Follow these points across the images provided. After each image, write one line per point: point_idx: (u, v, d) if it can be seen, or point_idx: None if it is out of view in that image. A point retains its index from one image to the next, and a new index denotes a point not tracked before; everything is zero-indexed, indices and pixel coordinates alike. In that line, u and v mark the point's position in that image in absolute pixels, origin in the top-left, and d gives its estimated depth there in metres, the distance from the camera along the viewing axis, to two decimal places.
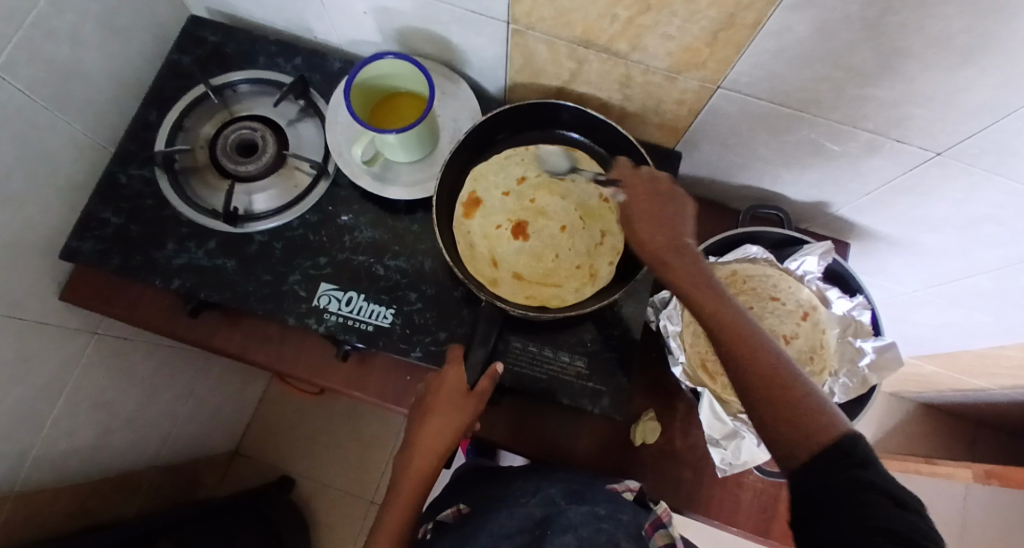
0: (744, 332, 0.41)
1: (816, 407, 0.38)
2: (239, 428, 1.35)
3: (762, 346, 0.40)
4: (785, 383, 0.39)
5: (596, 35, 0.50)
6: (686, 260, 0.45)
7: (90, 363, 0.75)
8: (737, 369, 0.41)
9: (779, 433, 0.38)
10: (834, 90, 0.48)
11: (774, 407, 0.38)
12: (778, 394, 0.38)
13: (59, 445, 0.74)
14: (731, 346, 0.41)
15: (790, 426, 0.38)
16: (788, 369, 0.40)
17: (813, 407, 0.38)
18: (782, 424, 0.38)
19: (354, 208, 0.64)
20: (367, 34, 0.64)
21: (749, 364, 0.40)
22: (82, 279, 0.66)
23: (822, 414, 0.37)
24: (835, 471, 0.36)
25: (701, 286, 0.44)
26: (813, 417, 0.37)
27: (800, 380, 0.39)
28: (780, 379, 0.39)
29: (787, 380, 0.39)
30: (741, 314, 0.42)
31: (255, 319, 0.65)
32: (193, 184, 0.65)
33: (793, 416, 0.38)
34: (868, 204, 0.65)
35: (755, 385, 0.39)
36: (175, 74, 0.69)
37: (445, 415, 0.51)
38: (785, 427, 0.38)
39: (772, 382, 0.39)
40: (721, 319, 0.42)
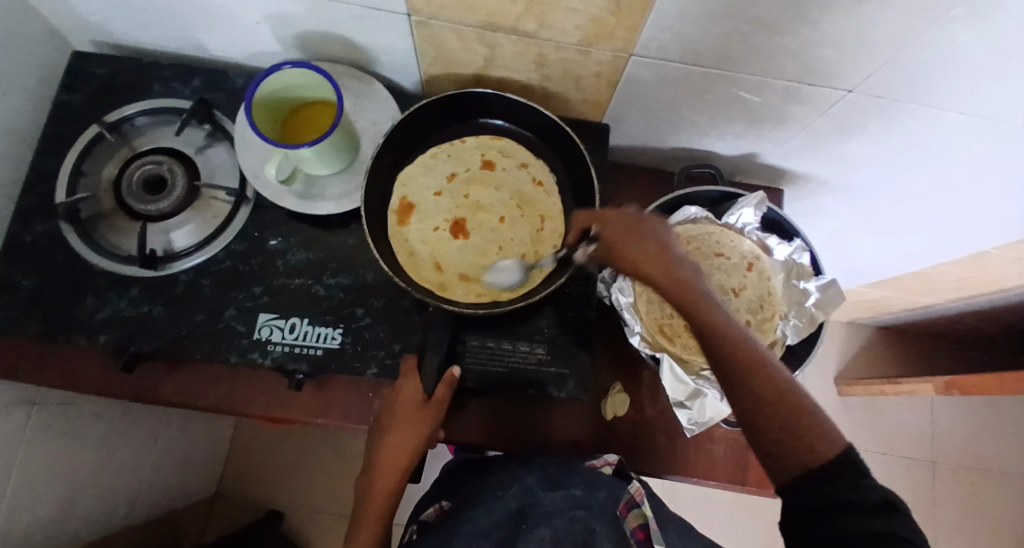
0: (750, 360, 0.41)
1: (821, 426, 0.39)
2: (216, 471, 1.30)
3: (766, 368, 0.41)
4: (790, 408, 0.40)
5: (501, 17, 0.48)
6: (681, 285, 0.44)
7: (34, 436, 0.70)
8: (741, 390, 0.41)
9: (783, 452, 0.40)
10: (743, 43, 0.48)
11: (783, 431, 0.40)
12: (787, 417, 0.40)
13: (17, 529, 0.70)
14: (737, 368, 0.41)
15: (799, 448, 0.39)
16: (793, 392, 0.40)
17: (818, 428, 0.39)
18: (791, 449, 0.39)
19: (282, 231, 0.61)
20: (265, 45, 0.61)
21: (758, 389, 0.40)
22: (1, 351, 0.61)
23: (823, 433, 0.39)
24: (834, 485, 0.38)
25: (701, 310, 0.43)
26: (822, 437, 0.39)
27: (804, 404, 0.40)
28: (779, 394, 0.40)
29: (794, 401, 0.40)
30: (746, 339, 0.42)
31: (198, 361, 0.62)
32: (103, 231, 0.60)
33: (802, 440, 0.39)
34: (793, 149, 0.66)
35: (768, 413, 0.40)
36: (63, 117, 0.64)
37: (404, 428, 0.50)
38: (795, 452, 0.39)
39: (776, 407, 0.40)
40: (722, 345, 0.42)
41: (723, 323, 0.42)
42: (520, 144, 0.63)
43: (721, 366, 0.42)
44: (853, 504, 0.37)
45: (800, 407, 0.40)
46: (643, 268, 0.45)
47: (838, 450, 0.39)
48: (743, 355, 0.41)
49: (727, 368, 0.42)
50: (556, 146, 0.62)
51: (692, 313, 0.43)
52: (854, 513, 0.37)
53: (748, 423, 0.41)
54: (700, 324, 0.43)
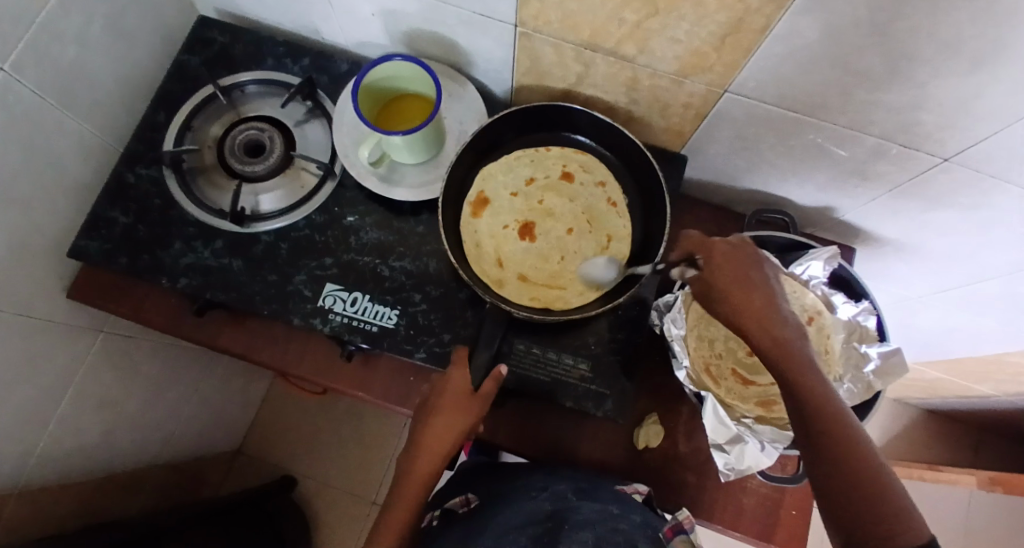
0: (840, 434, 0.41)
1: (907, 511, 0.39)
2: (242, 428, 1.35)
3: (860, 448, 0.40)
4: (876, 492, 0.39)
5: (603, 38, 0.50)
6: (786, 341, 0.43)
7: (95, 361, 0.75)
8: (823, 460, 0.41)
9: (855, 529, 0.40)
10: (842, 94, 0.48)
11: (864, 510, 0.39)
12: (869, 501, 0.39)
13: (64, 445, 0.75)
14: (830, 439, 0.41)
15: (874, 531, 0.39)
16: (880, 475, 0.40)
17: (901, 512, 0.39)
18: (865, 531, 0.39)
19: (359, 210, 0.64)
20: (373, 36, 0.64)
21: (847, 467, 0.40)
22: (89, 278, 0.66)
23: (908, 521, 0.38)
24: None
25: (798, 378, 0.42)
26: (906, 524, 0.38)
27: (894, 494, 0.39)
28: (870, 481, 0.40)
29: (885, 490, 0.39)
30: (833, 409, 0.42)
31: (260, 318, 0.65)
32: (200, 184, 0.65)
33: (883, 524, 0.38)
34: (873, 209, 0.65)
35: (851, 492, 0.40)
36: (182, 75, 0.69)
37: (449, 416, 0.51)
38: (869, 534, 0.39)
39: (855, 484, 0.40)
40: (817, 416, 0.41)
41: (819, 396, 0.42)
42: (600, 162, 0.64)
43: (805, 428, 0.42)
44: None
45: (892, 498, 0.39)
46: (747, 317, 0.44)
47: (924, 540, 0.38)
48: (829, 428, 0.41)
49: (813, 438, 0.42)
50: (634, 171, 0.63)
51: (788, 380, 0.43)
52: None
53: (823, 492, 0.42)
54: (790, 391, 0.43)
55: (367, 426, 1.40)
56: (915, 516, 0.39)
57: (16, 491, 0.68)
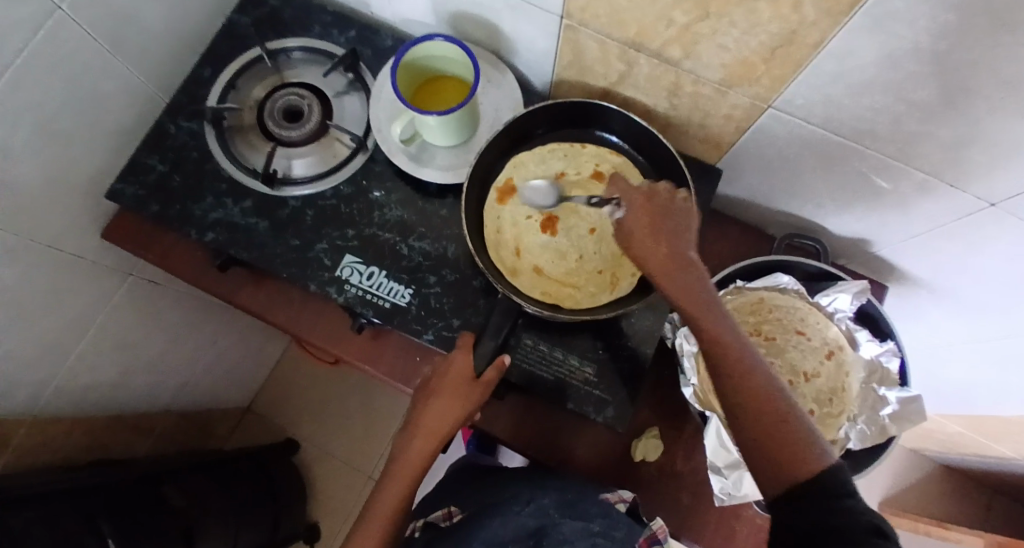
0: (738, 355, 0.39)
1: (809, 435, 0.37)
2: (251, 386, 1.39)
3: (752, 371, 0.38)
4: (778, 415, 0.37)
5: (650, 38, 0.49)
6: (692, 285, 0.42)
7: (119, 301, 0.78)
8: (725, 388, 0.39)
9: (760, 460, 0.38)
10: (893, 121, 0.45)
11: (764, 429, 0.37)
12: (769, 426, 0.37)
13: (82, 377, 0.78)
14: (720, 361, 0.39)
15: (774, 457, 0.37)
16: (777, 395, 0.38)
17: (800, 433, 0.36)
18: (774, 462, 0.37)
19: (386, 186, 0.64)
20: (422, 14, 0.65)
21: (743, 392, 0.38)
22: (123, 221, 0.69)
23: (807, 447, 0.36)
24: (821, 508, 0.34)
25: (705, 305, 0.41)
26: (804, 448, 0.36)
27: (789, 416, 0.37)
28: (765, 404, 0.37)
29: (777, 413, 0.37)
30: (734, 335, 0.40)
31: (279, 280, 0.67)
32: (237, 142, 0.66)
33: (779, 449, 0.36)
34: (913, 247, 0.62)
35: (753, 418, 0.38)
36: (233, 34, 0.71)
37: (449, 400, 0.51)
38: (772, 460, 0.37)
39: (762, 416, 0.37)
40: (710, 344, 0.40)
41: (720, 324, 0.40)
42: (634, 166, 0.63)
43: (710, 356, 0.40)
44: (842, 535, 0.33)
45: (790, 421, 0.37)
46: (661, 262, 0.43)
47: (821, 460, 0.36)
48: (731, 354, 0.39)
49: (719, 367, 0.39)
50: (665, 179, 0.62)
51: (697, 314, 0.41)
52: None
53: (730, 420, 0.39)
54: (695, 322, 0.41)
55: (371, 400, 1.42)
56: (816, 442, 0.36)
57: (30, 416, 0.71)
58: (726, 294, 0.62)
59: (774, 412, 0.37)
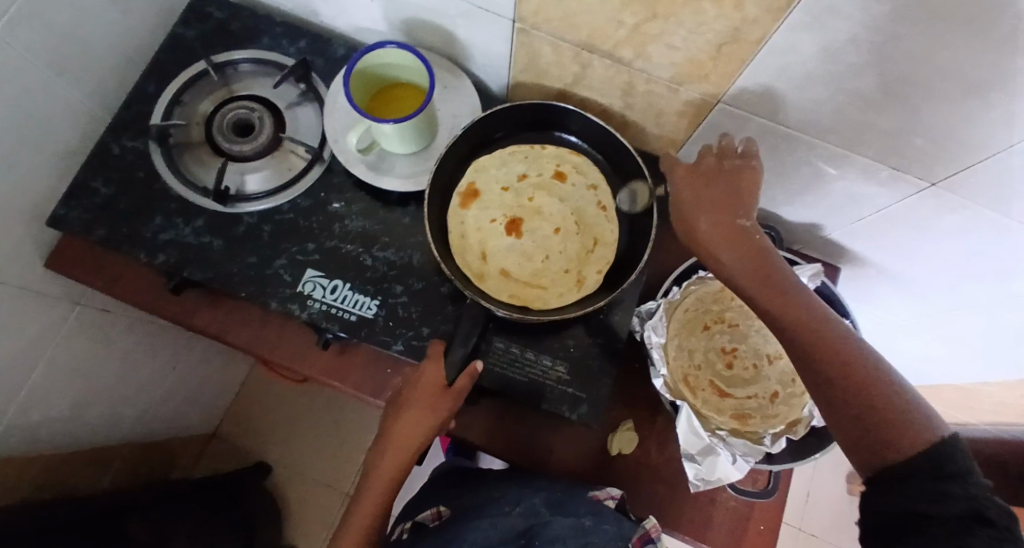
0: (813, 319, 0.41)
1: (911, 404, 0.36)
2: (217, 412, 1.33)
3: (830, 337, 0.40)
4: (872, 385, 0.37)
5: (601, 40, 0.50)
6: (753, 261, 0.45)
7: (68, 333, 0.74)
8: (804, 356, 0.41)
9: (848, 430, 0.38)
10: (835, 111, 0.47)
11: (850, 393, 0.38)
12: (865, 395, 0.37)
13: (32, 418, 0.73)
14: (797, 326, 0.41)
15: (873, 426, 0.36)
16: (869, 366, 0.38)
17: (897, 404, 0.36)
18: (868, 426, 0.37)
19: (346, 197, 0.63)
20: (373, 22, 0.64)
21: (822, 355, 0.39)
22: (69, 248, 0.65)
23: (903, 412, 0.36)
24: (914, 484, 0.34)
25: (780, 283, 0.43)
26: (901, 416, 0.36)
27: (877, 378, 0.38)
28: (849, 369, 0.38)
29: (865, 378, 0.38)
30: (820, 312, 0.42)
31: (238, 300, 0.65)
32: (186, 160, 0.64)
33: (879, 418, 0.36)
34: (861, 229, 0.65)
35: (845, 387, 0.38)
36: (176, 48, 0.68)
37: (421, 409, 0.50)
38: (869, 425, 0.37)
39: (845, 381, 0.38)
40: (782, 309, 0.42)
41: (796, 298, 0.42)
42: (594, 165, 0.63)
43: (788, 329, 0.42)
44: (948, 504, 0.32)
45: (881, 386, 0.37)
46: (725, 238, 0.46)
47: (921, 429, 0.35)
48: (813, 327, 0.41)
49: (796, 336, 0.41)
50: (625, 177, 0.63)
51: (771, 288, 0.43)
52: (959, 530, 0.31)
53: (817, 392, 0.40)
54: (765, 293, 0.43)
55: (345, 416, 1.39)
56: (915, 409, 0.36)
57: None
58: (688, 285, 0.63)
59: (860, 377, 0.38)
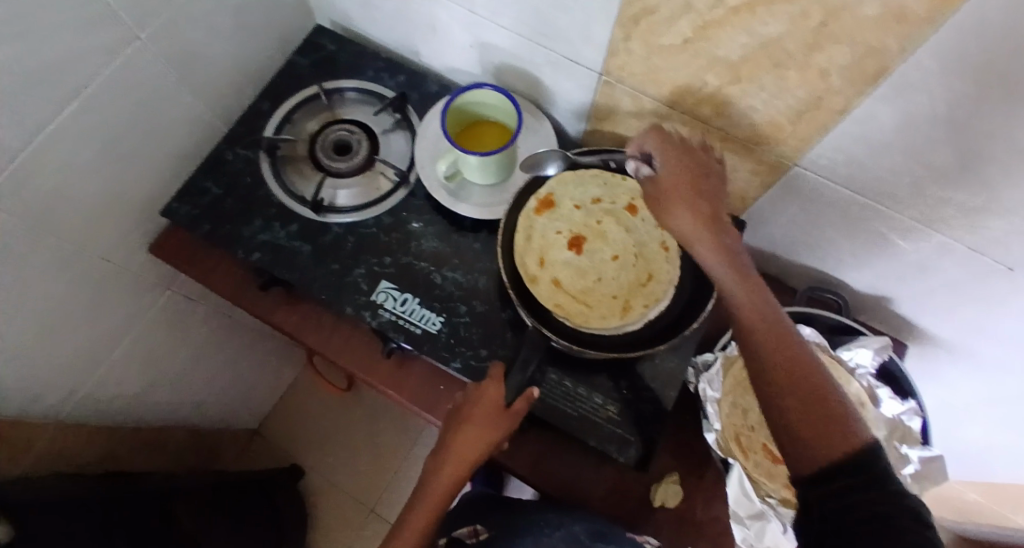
0: (767, 309, 0.41)
1: (847, 417, 0.36)
2: (262, 409, 1.39)
3: (756, 325, 0.40)
4: (812, 390, 0.37)
5: (683, 96, 0.53)
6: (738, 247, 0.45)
7: (154, 315, 0.82)
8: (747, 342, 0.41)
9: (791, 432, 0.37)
10: (914, 187, 0.48)
11: (778, 384, 0.38)
12: (801, 396, 0.37)
13: (108, 388, 0.81)
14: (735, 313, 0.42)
15: (799, 426, 0.36)
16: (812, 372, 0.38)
17: (834, 412, 0.36)
18: (794, 423, 0.36)
19: (424, 218, 0.68)
20: (468, 65, 0.70)
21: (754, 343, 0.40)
22: (172, 237, 0.73)
23: (839, 419, 0.35)
24: (853, 491, 0.34)
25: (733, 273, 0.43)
26: (836, 421, 0.35)
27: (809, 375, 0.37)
28: (791, 365, 0.38)
29: (794, 373, 0.38)
30: (763, 307, 0.41)
31: (312, 302, 0.70)
32: (288, 170, 0.70)
33: (810, 418, 0.36)
34: (931, 305, 0.64)
35: (778, 386, 0.38)
36: (292, 73, 0.76)
37: (481, 427, 0.52)
38: (793, 421, 0.36)
39: (787, 375, 0.38)
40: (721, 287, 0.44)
41: (759, 302, 0.41)
42: None
43: (733, 317, 0.42)
44: (892, 523, 0.32)
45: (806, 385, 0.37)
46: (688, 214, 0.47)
47: (851, 438, 0.35)
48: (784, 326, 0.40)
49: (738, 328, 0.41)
50: None
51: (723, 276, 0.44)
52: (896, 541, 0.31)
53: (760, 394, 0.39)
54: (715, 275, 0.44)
55: (380, 430, 1.42)
56: (851, 420, 0.36)
57: (53, 422, 0.73)
58: None
59: (779, 371, 0.38)
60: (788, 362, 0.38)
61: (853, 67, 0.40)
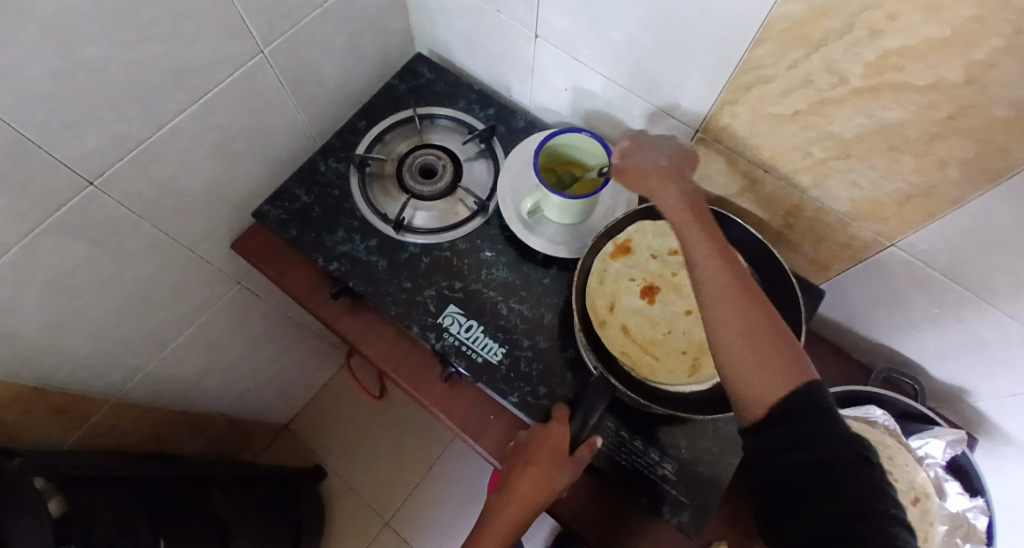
0: (726, 269, 0.45)
1: (795, 360, 0.41)
2: (296, 407, 1.42)
3: (723, 282, 0.44)
4: (771, 340, 0.41)
5: (781, 163, 0.53)
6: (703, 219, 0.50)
7: (222, 306, 0.85)
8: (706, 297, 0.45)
9: (755, 385, 0.40)
10: (1018, 285, 0.46)
11: (738, 336, 0.42)
12: (760, 346, 0.41)
13: (168, 370, 0.84)
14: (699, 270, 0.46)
15: (757, 370, 0.40)
16: (767, 325, 0.42)
17: (787, 356, 0.41)
18: (754, 370, 0.41)
19: (497, 248, 0.69)
20: (558, 107, 0.72)
21: (715, 297, 0.44)
22: (253, 235, 0.75)
23: (792, 364, 0.40)
24: (797, 433, 0.38)
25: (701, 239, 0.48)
26: (789, 364, 0.40)
27: (765, 324, 0.42)
28: (752, 321, 0.42)
29: (755, 325, 0.42)
30: (728, 267, 0.46)
31: (377, 315, 0.71)
32: (374, 186, 0.74)
33: (766, 362, 0.40)
34: (1017, 407, 0.60)
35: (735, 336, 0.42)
36: (389, 95, 0.80)
37: (544, 469, 0.51)
38: (752, 368, 0.41)
39: (744, 328, 0.42)
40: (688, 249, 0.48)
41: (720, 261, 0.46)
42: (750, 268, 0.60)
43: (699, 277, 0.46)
44: (836, 462, 0.36)
45: (767, 334, 0.42)
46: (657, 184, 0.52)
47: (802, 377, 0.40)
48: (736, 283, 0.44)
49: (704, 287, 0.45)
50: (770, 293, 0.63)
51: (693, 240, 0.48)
52: (841, 475, 0.36)
53: (720, 352, 0.43)
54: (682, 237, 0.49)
55: (406, 444, 1.42)
56: (802, 363, 0.41)
57: (111, 400, 0.76)
58: None
59: (743, 325, 0.42)
60: (747, 315, 0.42)
61: (976, 161, 0.40)
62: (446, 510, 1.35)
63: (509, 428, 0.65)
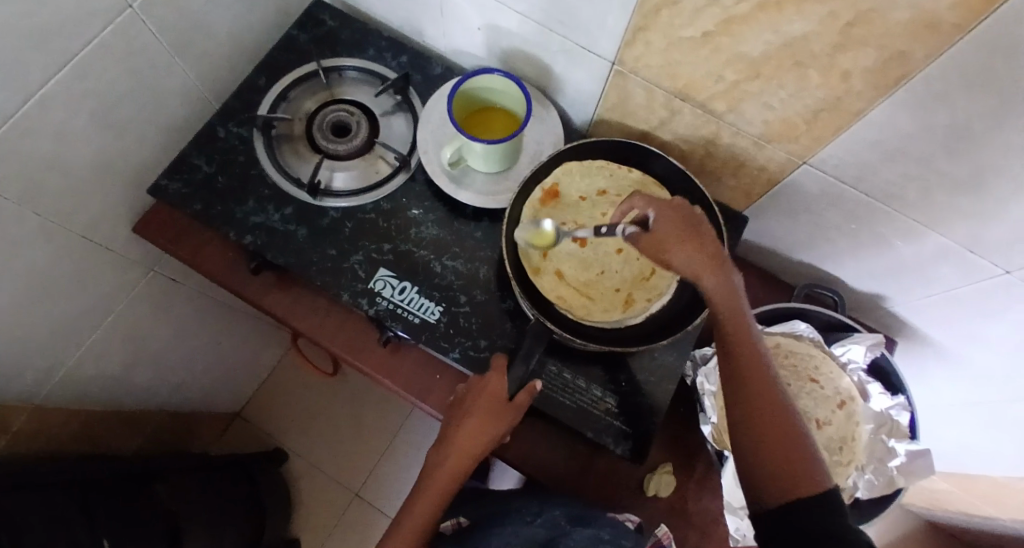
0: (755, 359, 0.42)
1: (815, 467, 0.39)
2: (244, 393, 1.37)
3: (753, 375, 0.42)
4: (791, 447, 0.40)
5: (697, 91, 0.53)
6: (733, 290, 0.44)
7: (137, 295, 0.79)
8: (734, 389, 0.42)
9: (775, 490, 0.39)
10: (920, 191, 0.49)
11: (761, 438, 0.40)
12: (779, 451, 0.40)
13: (87, 370, 0.78)
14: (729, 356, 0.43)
15: (778, 476, 0.39)
16: (790, 426, 0.40)
17: (806, 462, 0.39)
18: (772, 473, 0.39)
19: (425, 204, 0.66)
20: (474, 48, 0.68)
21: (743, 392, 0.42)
22: (156, 214, 0.69)
23: (812, 471, 0.39)
24: (818, 521, 0.37)
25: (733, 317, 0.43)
26: (808, 474, 0.39)
27: (788, 427, 0.40)
28: (775, 423, 0.40)
29: (777, 427, 0.40)
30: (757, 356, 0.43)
31: (306, 287, 0.68)
32: (284, 150, 0.68)
33: (785, 471, 0.39)
34: (923, 307, 0.65)
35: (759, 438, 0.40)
36: (289, 48, 0.73)
37: (485, 419, 0.52)
38: (773, 472, 0.39)
39: (767, 430, 0.40)
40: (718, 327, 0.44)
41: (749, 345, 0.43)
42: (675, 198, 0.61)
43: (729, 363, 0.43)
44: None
45: (789, 437, 0.40)
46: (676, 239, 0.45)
47: (818, 487, 0.38)
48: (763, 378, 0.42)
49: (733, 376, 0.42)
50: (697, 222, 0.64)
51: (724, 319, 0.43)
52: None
53: (744, 447, 0.41)
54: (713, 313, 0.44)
55: (365, 415, 1.41)
56: (819, 469, 0.39)
57: (32, 403, 0.70)
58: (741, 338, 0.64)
59: (768, 425, 0.40)
60: (772, 414, 0.41)
61: (876, 71, 0.41)
62: (412, 472, 1.36)
63: (454, 384, 0.65)
